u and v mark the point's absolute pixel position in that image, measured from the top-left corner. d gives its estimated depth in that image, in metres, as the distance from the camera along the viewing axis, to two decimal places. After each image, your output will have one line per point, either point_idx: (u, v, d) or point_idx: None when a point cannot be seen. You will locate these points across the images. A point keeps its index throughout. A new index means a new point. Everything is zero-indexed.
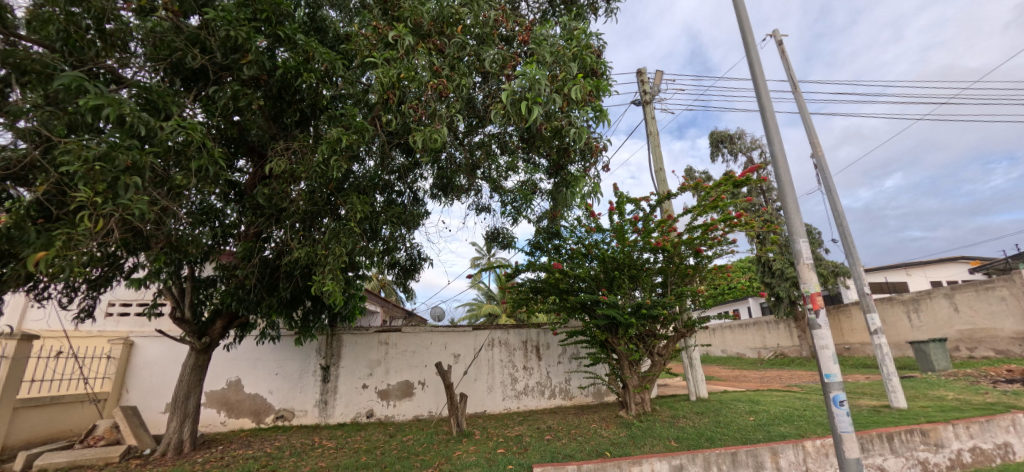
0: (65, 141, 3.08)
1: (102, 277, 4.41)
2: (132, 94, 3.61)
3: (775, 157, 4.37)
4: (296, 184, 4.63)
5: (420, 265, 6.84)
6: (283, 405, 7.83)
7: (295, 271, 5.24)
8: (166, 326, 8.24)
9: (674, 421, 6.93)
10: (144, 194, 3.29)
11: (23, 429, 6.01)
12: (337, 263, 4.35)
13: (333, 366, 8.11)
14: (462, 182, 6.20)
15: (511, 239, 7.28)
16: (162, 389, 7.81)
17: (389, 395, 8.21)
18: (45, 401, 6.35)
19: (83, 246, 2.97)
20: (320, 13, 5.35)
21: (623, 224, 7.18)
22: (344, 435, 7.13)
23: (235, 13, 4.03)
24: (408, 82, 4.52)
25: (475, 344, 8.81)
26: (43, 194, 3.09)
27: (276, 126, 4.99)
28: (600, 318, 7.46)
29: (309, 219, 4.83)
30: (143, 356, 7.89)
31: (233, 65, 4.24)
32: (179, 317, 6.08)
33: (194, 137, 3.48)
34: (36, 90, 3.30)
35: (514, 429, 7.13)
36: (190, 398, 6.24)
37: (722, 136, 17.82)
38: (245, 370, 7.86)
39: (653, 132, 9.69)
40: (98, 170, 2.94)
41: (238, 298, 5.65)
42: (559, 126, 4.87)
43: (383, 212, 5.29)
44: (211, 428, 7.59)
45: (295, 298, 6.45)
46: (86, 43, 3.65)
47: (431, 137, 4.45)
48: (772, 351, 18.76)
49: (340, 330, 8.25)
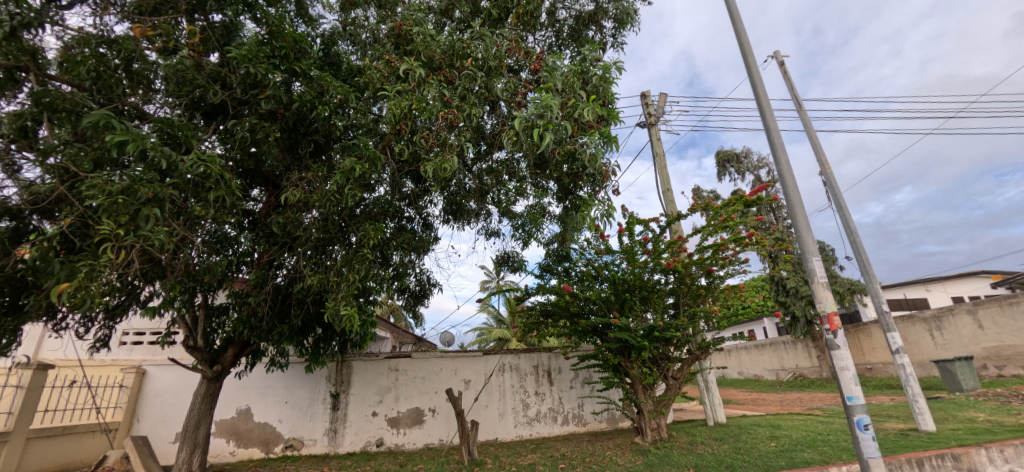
0: (91, 176, 3.20)
1: (120, 306, 4.48)
2: (154, 128, 3.74)
3: (783, 176, 4.51)
4: (309, 212, 4.76)
5: (429, 291, 6.86)
6: (292, 434, 7.75)
7: (307, 298, 5.27)
8: (179, 354, 8.26)
9: (692, 447, 6.72)
10: (164, 225, 3.38)
11: (35, 460, 6.02)
12: (350, 289, 4.42)
13: (342, 393, 8.03)
14: (472, 206, 6.36)
15: (521, 262, 7.30)
16: (173, 418, 7.78)
17: (399, 422, 8.10)
18: (57, 432, 6.38)
19: (105, 277, 3.05)
20: (334, 48, 5.58)
21: (633, 245, 7.20)
22: (354, 465, 7.01)
23: (255, 51, 4.18)
24: (418, 112, 4.64)
25: (486, 370, 8.69)
26: (67, 227, 3.21)
27: (291, 157, 5.08)
28: (612, 341, 7.37)
29: (321, 245, 4.92)
30: (154, 385, 7.88)
31: (252, 99, 4.38)
32: (192, 346, 6.08)
33: (213, 170, 3.59)
34: (64, 126, 3.48)
35: (527, 458, 6.96)
36: (200, 427, 6.21)
37: (728, 155, 17.84)
38: (255, 398, 7.81)
39: (659, 153, 9.77)
40: (121, 203, 3.04)
41: (249, 326, 5.70)
42: (570, 151, 4.94)
43: (394, 239, 5.42)
44: (220, 459, 7.48)
45: (307, 325, 6.47)
46: (114, 82, 3.84)
47: (440, 166, 4.51)
48: (790, 373, 18.21)
49: (350, 357, 8.22)
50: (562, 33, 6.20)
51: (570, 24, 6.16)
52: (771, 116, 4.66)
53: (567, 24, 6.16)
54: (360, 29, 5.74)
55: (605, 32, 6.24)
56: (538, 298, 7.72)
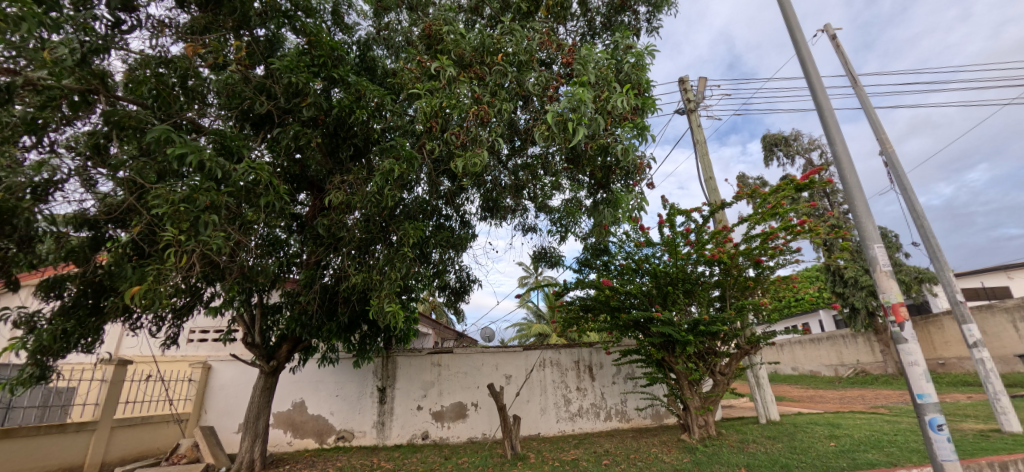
0: (156, 187, 3.45)
1: (185, 306, 4.84)
2: (209, 141, 3.98)
3: (837, 157, 4.17)
4: (351, 213, 4.93)
5: (469, 288, 6.94)
6: (344, 425, 8.10)
7: (352, 296, 5.47)
8: (239, 350, 8.81)
9: (743, 446, 6.44)
10: (221, 230, 3.60)
11: (119, 447, 6.69)
12: (393, 287, 4.56)
13: (389, 388, 8.31)
14: (508, 203, 6.40)
15: (559, 257, 7.25)
16: (236, 410, 8.33)
17: (443, 416, 8.28)
18: (137, 421, 7.05)
19: (172, 280, 3.29)
20: (369, 53, 5.71)
21: (675, 237, 6.96)
22: (401, 456, 7.25)
23: (295, 61, 4.36)
24: (450, 110, 4.65)
25: (527, 365, 8.70)
26: (137, 234, 3.50)
27: (333, 162, 5.23)
28: (654, 336, 7.18)
29: (364, 245, 5.08)
30: (219, 379, 8.47)
31: (295, 108, 4.56)
32: (250, 343, 6.44)
33: (262, 177, 3.78)
34: (131, 142, 3.79)
35: (570, 453, 6.93)
36: (260, 419, 6.59)
37: (776, 139, 16.85)
38: (308, 392, 8.22)
39: (700, 140, 9.36)
40: (183, 210, 3.28)
41: (301, 323, 5.99)
42: (604, 143, 4.83)
43: (433, 237, 5.53)
44: (278, 448, 7.93)
45: (353, 323, 6.69)
46: (172, 99, 4.13)
47: (471, 162, 4.47)
48: (851, 368, 17.09)
49: (395, 352, 8.47)
50: (595, 22, 6.04)
51: (603, 12, 5.99)
52: (823, 94, 4.33)
53: (599, 12, 6.00)
54: (394, 33, 5.86)
55: (639, 17, 6.04)
56: (578, 292, 7.63)
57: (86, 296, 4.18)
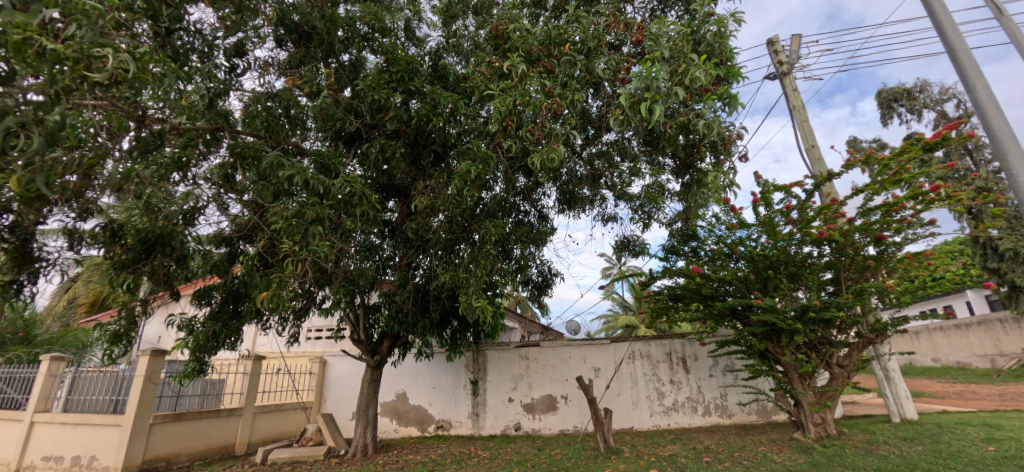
0: (274, 206, 3.94)
1: (303, 308, 5.48)
2: (312, 161, 4.46)
3: (978, 108, 3.43)
4: (436, 216, 5.23)
5: (552, 281, 6.97)
6: (442, 415, 8.63)
7: (442, 294, 5.78)
8: (348, 345, 9.79)
9: (872, 447, 5.67)
10: (327, 240, 4.00)
11: (261, 429, 7.91)
12: (479, 284, 4.74)
13: (481, 380, 8.66)
14: (586, 193, 6.33)
15: (643, 245, 6.96)
16: (349, 399, 9.26)
17: (534, 408, 8.43)
18: (272, 408, 8.23)
19: (291, 286, 3.74)
20: (440, 62, 5.95)
21: (773, 216, 6.32)
22: (496, 446, 7.54)
23: (377, 79, 4.68)
24: (523, 107, 4.61)
25: (615, 357, 8.51)
26: (262, 248, 4.05)
27: (416, 169, 5.55)
28: (755, 325, 6.60)
29: (449, 245, 5.32)
30: (333, 372, 9.48)
31: (379, 122, 4.90)
32: (357, 339, 7.18)
33: (357, 189, 4.13)
34: (251, 169, 4.37)
35: (667, 448, 6.66)
36: (369, 407, 7.25)
37: (896, 93, 14.45)
38: (409, 384, 8.87)
39: (797, 105, 8.35)
40: (296, 224, 3.72)
41: (398, 321, 6.47)
42: (686, 121, 4.49)
43: (513, 233, 5.64)
44: (386, 435, 8.70)
45: (444, 319, 7.07)
46: (280, 127, 4.68)
47: (549, 157, 4.48)
48: (1014, 359, 14.20)
49: (484, 346, 8.79)
50: None
51: None
52: (955, 34, 3.58)
53: None
54: (462, 39, 6.05)
55: None
56: (665, 282, 7.27)
57: (229, 302, 5.01)
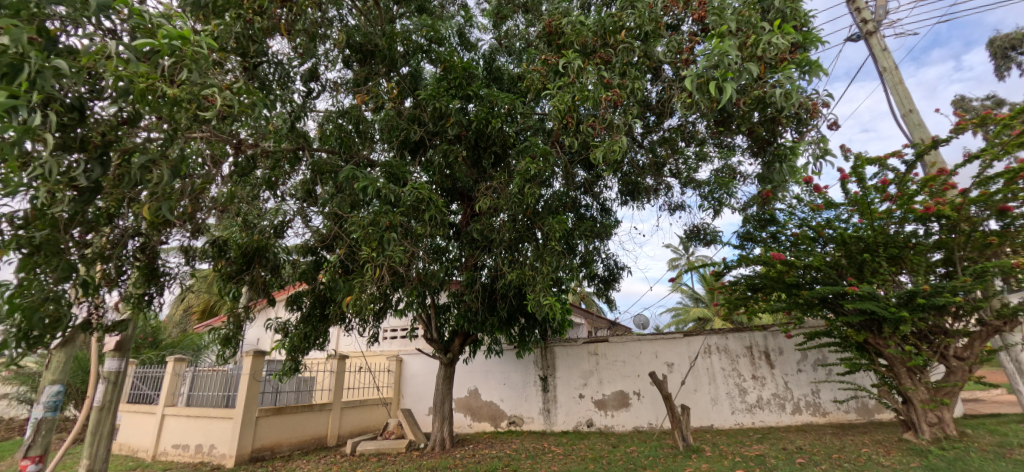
0: (352, 216, 4.22)
1: (381, 310, 5.82)
2: (382, 172, 4.72)
3: None
4: (498, 215, 5.30)
5: (618, 275, 6.83)
6: (514, 411, 8.78)
7: (509, 292, 5.87)
8: (421, 344, 10.27)
9: (1007, 451, 4.92)
10: (400, 245, 4.21)
11: (349, 423, 8.56)
12: (546, 280, 4.75)
13: (550, 376, 8.71)
14: (649, 183, 6.15)
15: (715, 233, 6.59)
16: (425, 395, 9.71)
17: (606, 405, 8.30)
18: (358, 403, 8.85)
19: (371, 289, 3.99)
20: (494, 64, 6.04)
21: (867, 193, 5.70)
22: (570, 442, 7.52)
23: (437, 88, 4.85)
24: (582, 102, 4.54)
25: (690, 352, 8.14)
26: (344, 256, 4.36)
27: (477, 171, 5.67)
28: (850, 314, 5.99)
29: (513, 244, 5.38)
30: (409, 369, 9.98)
31: (441, 129, 5.06)
32: (430, 338, 7.45)
33: (425, 194, 4.30)
34: (330, 183, 4.73)
35: (753, 448, 6.25)
36: (445, 403, 7.55)
37: (1015, 40, 12.36)
38: (480, 380, 9.13)
39: (888, 67, 7.44)
40: (372, 231, 3.98)
41: (468, 319, 6.67)
42: (760, 97, 4.15)
43: (576, 228, 5.61)
44: (461, 429, 9.03)
45: (511, 316, 7.17)
46: (352, 143, 5.01)
47: (611, 150, 4.35)
48: None
49: (552, 343, 8.83)
50: None
51: None
52: None
53: None
54: (514, 38, 6.09)
55: None
56: (741, 272, 6.83)
57: (317, 306, 5.46)
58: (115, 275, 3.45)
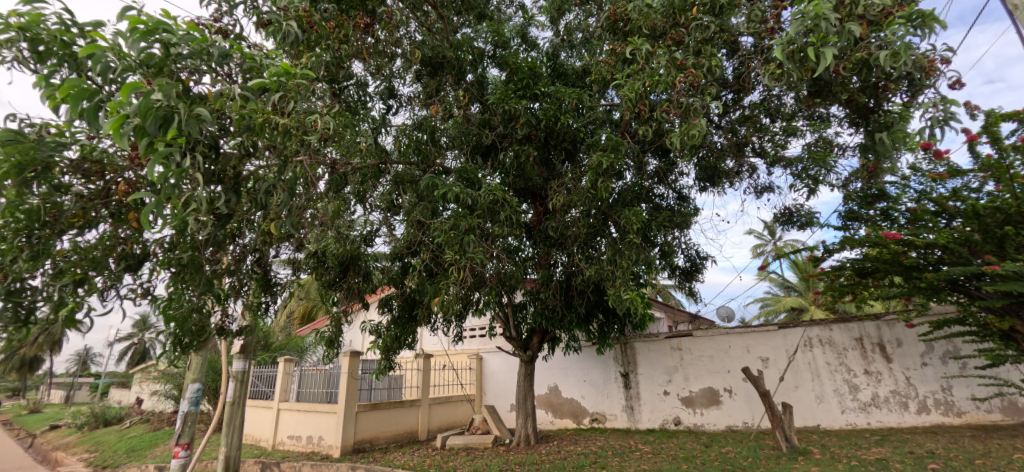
0: (435, 222, 4.43)
1: (463, 311, 6.03)
2: (458, 177, 4.90)
3: None
4: (571, 211, 5.25)
5: (702, 265, 6.49)
6: (596, 408, 8.75)
7: (586, 288, 5.83)
8: (500, 342, 10.52)
9: None
10: (481, 247, 4.35)
11: (437, 418, 9.04)
12: (626, 275, 4.65)
13: (632, 373, 8.53)
14: (730, 166, 5.79)
15: (811, 215, 6.01)
16: (507, 392, 9.93)
17: (694, 402, 7.91)
18: (444, 400, 9.30)
19: (456, 291, 4.17)
20: (558, 60, 6.02)
21: (1004, 156, 4.88)
22: (657, 440, 7.28)
23: (505, 91, 4.94)
24: (654, 88, 4.34)
25: (787, 346, 7.50)
26: (429, 260, 4.61)
27: (547, 169, 5.68)
28: (991, 298, 5.13)
29: (589, 240, 5.33)
30: (489, 367, 10.28)
31: (511, 131, 5.14)
32: (509, 336, 7.60)
33: (500, 196, 4.40)
34: (412, 192, 5.02)
35: (872, 451, 5.60)
36: (527, 400, 7.65)
37: None
38: (560, 377, 9.22)
39: None
40: (454, 235, 4.14)
41: (546, 317, 6.72)
42: (864, 58, 3.69)
43: (654, 219, 5.42)
44: (544, 426, 9.19)
45: (589, 313, 7.09)
46: (429, 152, 5.27)
47: (689, 134, 4.12)
48: None
49: (631, 339, 8.67)
50: None
51: None
52: None
53: None
54: (576, 32, 6.03)
55: None
56: (844, 256, 6.17)
57: (405, 309, 5.80)
58: (239, 287, 3.92)
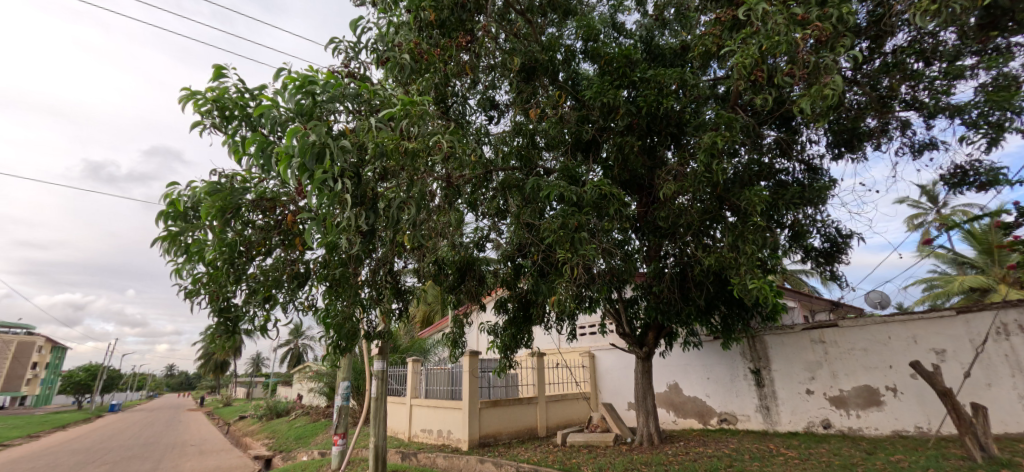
0: (543, 222, 4.52)
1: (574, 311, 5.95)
2: (561, 177, 4.95)
3: None
4: (682, 196, 4.85)
5: (845, 245, 5.62)
6: (724, 408, 8.20)
7: (706, 279, 5.46)
8: (611, 339, 10.32)
9: None
10: (591, 244, 4.31)
11: (555, 416, 9.22)
12: (753, 262, 4.23)
13: (764, 369, 7.81)
14: (872, 126, 4.98)
15: (999, 171, 4.85)
16: (623, 390, 9.69)
17: (846, 403, 6.87)
18: (560, 398, 9.44)
19: (571, 290, 4.22)
20: (653, 42, 5.77)
21: None
22: (804, 445, 6.48)
23: (601, 84, 4.86)
24: (774, 50, 3.85)
25: (972, 334, 5.96)
26: (542, 261, 4.77)
27: (652, 158, 5.43)
28: None
29: (705, 228, 5.01)
30: (603, 364, 10.13)
31: (611, 123, 5.04)
32: (623, 332, 7.41)
33: (607, 190, 4.32)
34: (517, 196, 5.21)
35: None
36: (647, 398, 7.38)
37: None
38: (680, 374, 8.88)
39: None
40: (564, 234, 4.18)
41: (661, 311, 6.37)
42: None
43: (781, 197, 4.87)
44: (667, 426, 8.89)
45: (710, 305, 6.59)
46: (530, 155, 5.42)
47: (821, 95, 3.60)
48: None
49: (761, 332, 7.94)
50: None
51: None
52: None
53: None
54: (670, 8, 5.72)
55: None
56: None
57: (520, 309, 5.99)
58: (376, 297, 4.37)
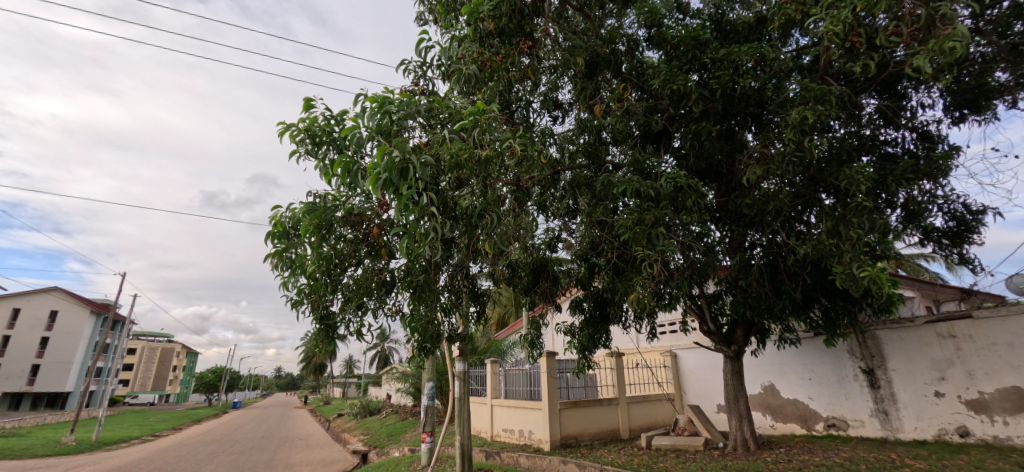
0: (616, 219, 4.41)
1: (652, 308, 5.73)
2: (631, 172, 4.81)
3: None
4: (767, 180, 4.45)
5: (978, 223, 4.80)
6: (831, 412, 7.44)
7: (802, 269, 4.98)
8: (694, 337, 9.77)
9: None
10: (668, 238, 4.13)
11: (637, 417, 8.93)
12: (859, 249, 3.76)
13: (879, 369, 6.94)
14: (1006, 79, 4.22)
15: None
16: (711, 391, 9.11)
17: (990, 408, 5.80)
18: (642, 399, 9.12)
19: (649, 287, 4.08)
20: (723, 18, 5.40)
21: None
22: (937, 456, 5.62)
23: (668, 70, 4.64)
24: (872, 8, 3.39)
25: None
26: (616, 258, 4.66)
27: (731, 142, 5.06)
28: None
29: (797, 213, 4.59)
30: (687, 364, 9.62)
31: (683, 110, 4.78)
32: (708, 330, 6.96)
33: (682, 181, 4.10)
34: (587, 194, 5.17)
35: None
36: (740, 400, 6.85)
37: None
38: (776, 375, 8.28)
39: None
40: (637, 230, 4.05)
41: (749, 306, 5.92)
42: None
43: (891, 172, 4.30)
44: (763, 430, 8.30)
45: (808, 298, 5.98)
46: (597, 151, 5.33)
47: (938, 51, 3.11)
48: None
49: (872, 326, 7.06)
50: None
51: None
52: None
53: None
54: None
55: None
56: None
57: (596, 308, 5.90)
58: (455, 300, 4.55)
